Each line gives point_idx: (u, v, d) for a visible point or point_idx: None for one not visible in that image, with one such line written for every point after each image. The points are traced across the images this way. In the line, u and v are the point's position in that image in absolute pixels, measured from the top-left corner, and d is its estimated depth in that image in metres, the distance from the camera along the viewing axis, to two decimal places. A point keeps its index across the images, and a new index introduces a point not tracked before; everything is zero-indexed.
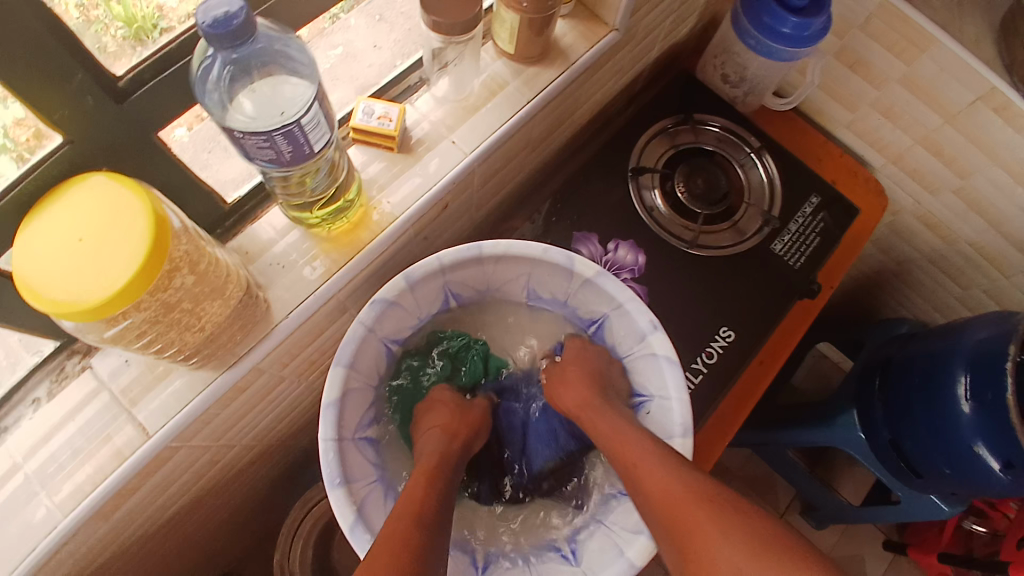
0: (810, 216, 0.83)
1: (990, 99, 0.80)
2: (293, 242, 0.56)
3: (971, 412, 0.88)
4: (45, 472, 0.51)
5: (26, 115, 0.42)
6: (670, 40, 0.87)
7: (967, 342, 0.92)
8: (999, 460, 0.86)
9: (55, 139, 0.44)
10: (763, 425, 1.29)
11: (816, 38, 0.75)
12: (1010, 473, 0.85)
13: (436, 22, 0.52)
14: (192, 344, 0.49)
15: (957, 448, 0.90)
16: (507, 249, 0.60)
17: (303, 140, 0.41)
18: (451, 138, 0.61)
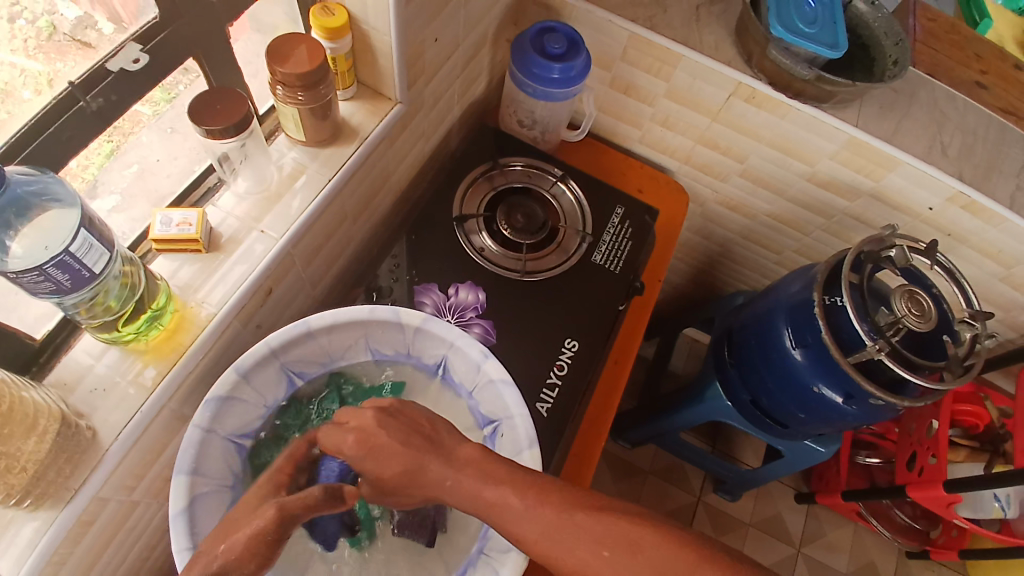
0: (619, 225, 0.93)
1: (740, 93, 0.95)
2: (113, 362, 0.56)
3: (802, 357, 0.99)
4: None
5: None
6: (467, 98, 0.96)
7: (784, 299, 1.04)
8: (840, 394, 0.96)
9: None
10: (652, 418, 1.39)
11: (581, 75, 0.88)
12: (853, 402, 0.96)
13: (208, 130, 0.56)
14: (20, 488, 0.47)
15: (804, 392, 1.01)
16: (334, 319, 0.63)
17: (79, 266, 0.44)
18: (259, 227, 0.65)
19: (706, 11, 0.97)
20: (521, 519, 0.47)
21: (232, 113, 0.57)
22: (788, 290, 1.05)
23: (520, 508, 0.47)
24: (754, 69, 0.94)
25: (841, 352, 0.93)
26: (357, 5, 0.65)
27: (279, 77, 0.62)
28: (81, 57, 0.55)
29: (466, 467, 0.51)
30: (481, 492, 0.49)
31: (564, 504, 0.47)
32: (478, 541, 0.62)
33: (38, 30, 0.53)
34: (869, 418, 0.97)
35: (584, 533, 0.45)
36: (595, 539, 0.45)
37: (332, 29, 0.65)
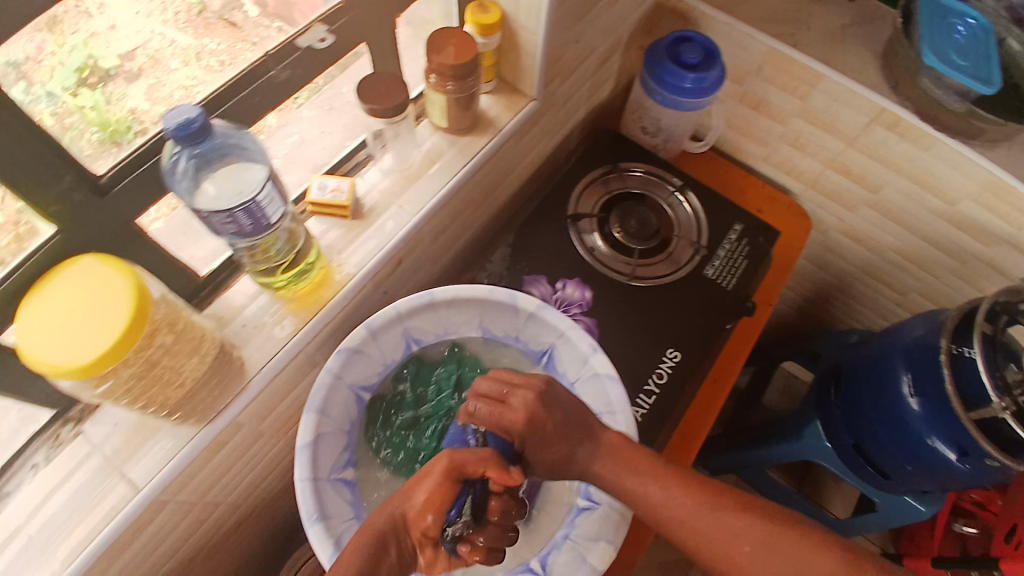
0: (735, 242, 0.91)
1: (882, 119, 0.89)
2: (264, 304, 0.63)
3: (918, 407, 0.92)
4: (36, 538, 0.55)
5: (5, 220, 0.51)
6: (593, 101, 0.98)
7: (904, 342, 0.98)
8: (954, 450, 0.89)
9: (51, 228, 0.51)
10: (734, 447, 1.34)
11: (713, 88, 0.87)
12: (967, 461, 0.88)
13: (371, 108, 0.62)
14: (174, 400, 0.54)
15: (913, 443, 0.94)
16: (456, 293, 0.67)
17: (260, 214, 0.49)
18: (398, 203, 0.70)
19: (851, 32, 0.93)
20: (664, 504, 0.55)
21: (392, 95, 0.62)
22: (910, 332, 0.99)
23: (662, 496, 0.55)
24: (898, 95, 0.89)
25: (963, 406, 0.86)
26: (511, 4, 0.68)
27: (434, 66, 0.66)
28: (227, 36, 0.62)
29: (610, 456, 0.58)
30: (621, 472, 0.57)
31: (704, 499, 0.54)
32: (564, 526, 0.64)
33: (189, 7, 0.60)
34: (986, 481, 0.89)
35: (722, 527, 0.53)
36: (737, 534, 0.52)
37: (487, 25, 0.68)
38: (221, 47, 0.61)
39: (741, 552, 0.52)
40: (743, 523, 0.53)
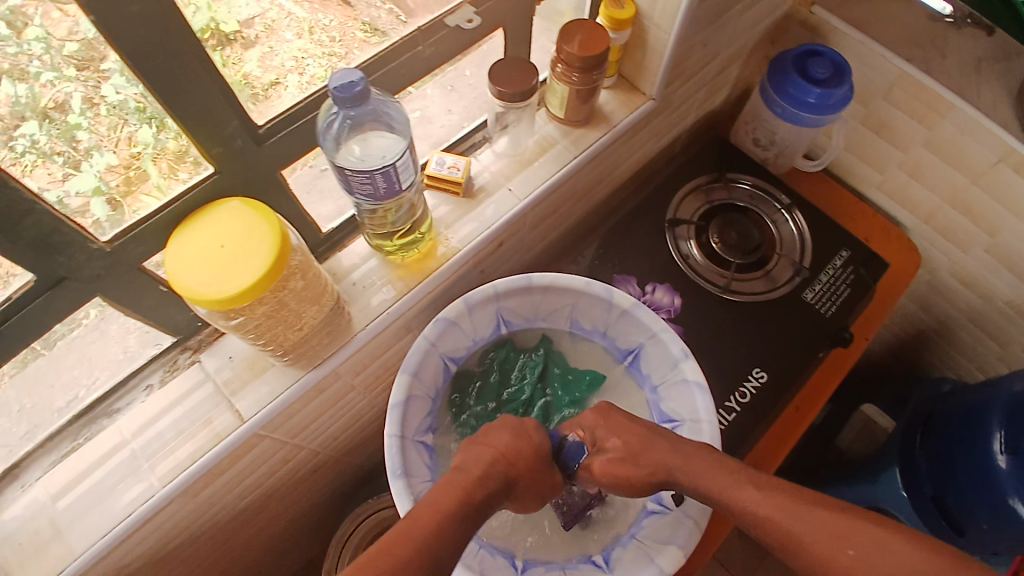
0: (840, 268, 0.87)
1: (1011, 160, 0.83)
2: (373, 267, 0.67)
3: (1006, 464, 0.84)
4: (151, 448, 0.61)
5: (119, 161, 0.48)
6: (705, 107, 0.96)
7: (1003, 394, 0.90)
8: None
9: (205, 169, 0.51)
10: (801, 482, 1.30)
11: (839, 106, 0.84)
12: None
13: (500, 91, 0.64)
14: (290, 342, 0.57)
15: (994, 501, 0.85)
16: (555, 280, 0.68)
17: (395, 179, 0.52)
18: (508, 186, 0.72)
19: (994, 61, 0.87)
20: (748, 499, 0.51)
21: (521, 81, 0.64)
22: (1010, 386, 0.90)
23: (746, 492, 0.51)
24: None
25: None
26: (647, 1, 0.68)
27: (562, 56, 0.67)
28: (340, 13, 0.55)
29: (692, 447, 0.56)
30: (703, 466, 0.54)
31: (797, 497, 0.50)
32: (632, 526, 0.65)
33: None
34: None
35: (820, 526, 0.47)
36: (839, 535, 0.46)
37: (619, 20, 0.68)
38: (332, 24, 0.55)
39: (843, 555, 0.46)
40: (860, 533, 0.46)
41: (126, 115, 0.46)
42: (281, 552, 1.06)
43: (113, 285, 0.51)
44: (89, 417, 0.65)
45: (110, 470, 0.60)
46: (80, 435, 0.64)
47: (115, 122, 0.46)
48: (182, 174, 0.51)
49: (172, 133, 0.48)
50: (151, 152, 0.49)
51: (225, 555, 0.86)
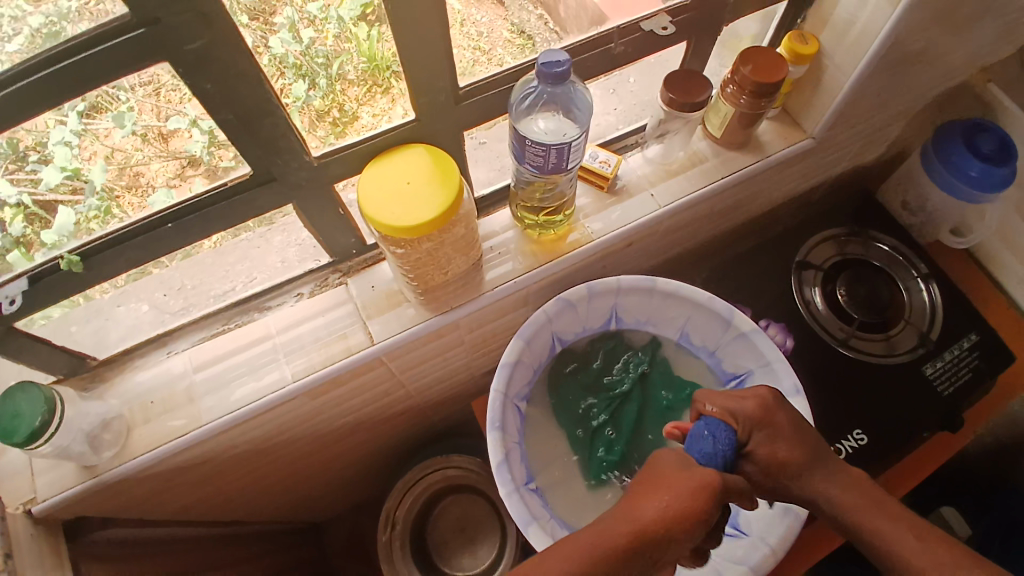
0: (966, 351, 0.83)
1: None
2: (510, 238, 0.72)
3: None
4: (289, 347, 0.68)
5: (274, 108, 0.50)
6: (858, 159, 0.95)
7: None
8: None
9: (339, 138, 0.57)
10: None
11: (999, 186, 0.81)
12: None
13: (670, 98, 0.66)
14: (431, 283, 0.63)
15: None
16: (679, 288, 0.70)
17: (565, 159, 0.56)
18: (650, 191, 0.75)
19: None
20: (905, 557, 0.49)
21: (693, 93, 0.66)
22: None
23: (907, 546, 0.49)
24: None
25: None
26: (834, 41, 0.68)
27: (736, 77, 0.69)
28: (492, 13, 0.61)
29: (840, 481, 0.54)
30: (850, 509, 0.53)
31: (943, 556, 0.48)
32: None
33: None
34: None
35: None
36: None
37: (800, 54, 0.70)
38: (483, 20, 0.60)
39: None
40: (922, 535, 0.50)
41: (284, 68, 0.51)
42: (343, 482, 1.14)
43: (304, 197, 0.58)
44: (245, 307, 0.71)
45: (252, 356, 0.68)
46: (231, 322, 0.71)
47: (273, 73, 0.50)
48: (319, 135, 0.56)
49: (321, 91, 0.55)
50: (299, 105, 0.53)
51: (310, 465, 0.94)
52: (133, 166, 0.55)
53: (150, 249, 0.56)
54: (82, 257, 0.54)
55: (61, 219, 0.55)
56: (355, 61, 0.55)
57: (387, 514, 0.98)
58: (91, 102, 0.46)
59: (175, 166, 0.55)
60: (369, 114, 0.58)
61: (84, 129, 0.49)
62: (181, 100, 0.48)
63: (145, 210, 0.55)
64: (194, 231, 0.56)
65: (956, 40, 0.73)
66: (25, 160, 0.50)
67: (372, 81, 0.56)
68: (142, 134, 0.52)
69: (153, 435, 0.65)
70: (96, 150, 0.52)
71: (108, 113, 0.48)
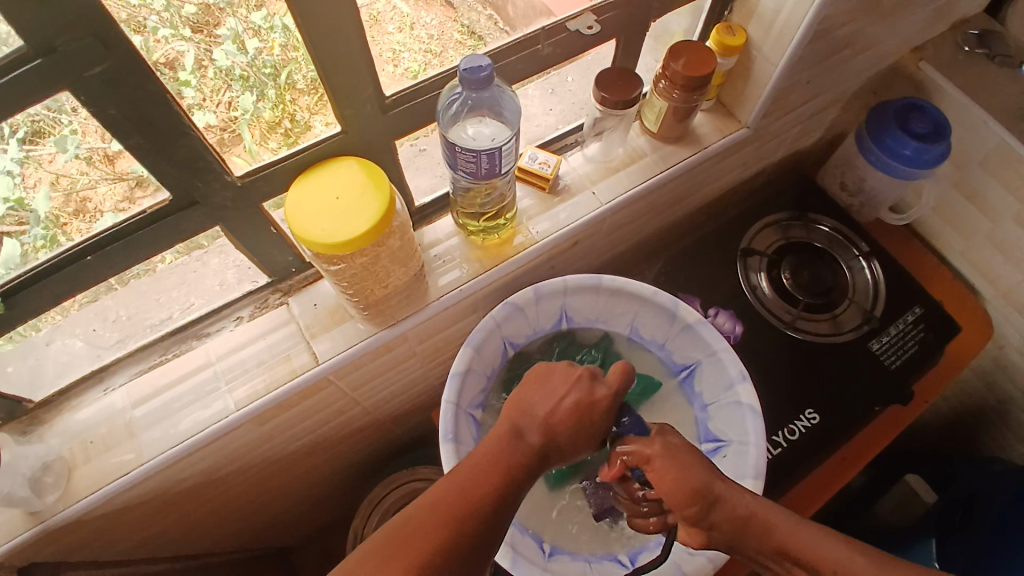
0: (909, 325, 0.85)
1: None
2: (454, 245, 0.71)
3: None
4: (232, 373, 0.65)
5: (217, 121, 0.51)
6: (795, 145, 0.97)
7: None
8: None
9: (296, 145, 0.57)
10: None
11: (934, 162, 0.83)
12: None
13: (603, 97, 0.66)
14: (373, 297, 0.62)
15: None
16: (624, 284, 0.70)
17: (498, 163, 0.56)
18: (592, 190, 0.75)
19: None
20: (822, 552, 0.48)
21: (627, 90, 0.66)
22: None
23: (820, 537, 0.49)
24: None
25: None
26: (760, 31, 0.69)
27: (668, 73, 0.69)
28: (441, 15, 0.61)
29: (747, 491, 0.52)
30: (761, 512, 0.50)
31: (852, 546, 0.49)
32: (660, 534, 0.66)
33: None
34: None
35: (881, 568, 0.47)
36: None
37: (728, 47, 0.71)
38: (432, 23, 0.61)
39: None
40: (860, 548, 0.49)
41: (230, 80, 0.52)
42: (309, 502, 1.11)
43: (232, 218, 0.56)
44: (181, 336, 0.69)
45: (193, 384, 0.65)
46: (169, 351, 0.68)
47: (218, 86, 0.51)
48: (270, 147, 0.56)
49: (271, 103, 0.54)
50: (247, 117, 0.53)
51: (270, 490, 0.91)
52: (79, 191, 0.53)
53: (72, 283, 0.53)
54: (6, 295, 0.51)
55: (6, 250, 0.52)
56: (303, 70, 0.51)
57: (354, 533, 0.97)
58: (32, 126, 0.46)
59: (122, 189, 0.52)
60: (321, 124, 0.56)
61: (27, 155, 0.49)
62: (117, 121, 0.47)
63: (90, 234, 0.52)
64: (123, 258, 0.54)
65: (876, 27, 0.75)
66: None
67: (320, 91, 0.53)
68: (88, 158, 0.50)
69: (93, 475, 0.62)
70: (41, 176, 0.52)
71: (51, 138, 0.48)
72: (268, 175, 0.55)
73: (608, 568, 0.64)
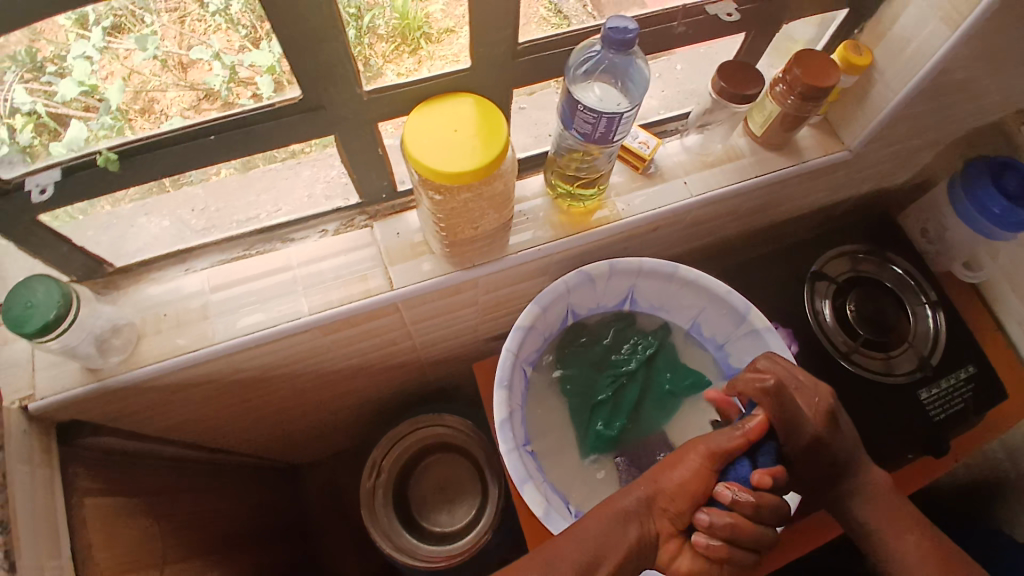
0: (961, 381, 0.85)
1: None
2: (540, 204, 0.72)
3: None
4: (309, 281, 0.68)
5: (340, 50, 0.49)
6: (885, 182, 0.95)
7: None
8: None
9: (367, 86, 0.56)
10: None
11: (1018, 228, 0.82)
12: None
13: (721, 86, 0.67)
14: (459, 235, 0.63)
15: None
16: (699, 278, 0.70)
17: (615, 129, 0.56)
18: (684, 179, 0.75)
19: None
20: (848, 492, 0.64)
21: (745, 85, 0.66)
22: None
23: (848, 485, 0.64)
24: None
25: None
26: (889, 55, 0.68)
27: (788, 77, 0.69)
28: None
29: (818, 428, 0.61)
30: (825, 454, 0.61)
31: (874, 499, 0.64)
32: None
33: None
34: None
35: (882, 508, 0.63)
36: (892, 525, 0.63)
37: (852, 64, 0.69)
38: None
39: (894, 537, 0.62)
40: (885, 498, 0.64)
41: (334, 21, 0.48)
42: (329, 426, 1.15)
43: (349, 130, 0.58)
44: (268, 236, 0.71)
45: (271, 283, 0.68)
46: (253, 247, 0.70)
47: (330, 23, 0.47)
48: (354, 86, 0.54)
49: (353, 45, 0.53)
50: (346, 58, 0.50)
51: (305, 404, 0.94)
52: (148, 91, 0.53)
53: (188, 159, 0.55)
54: (120, 156, 0.52)
55: (72, 133, 0.52)
56: (385, 14, 0.54)
57: (374, 459, 0.98)
58: (114, 19, 0.48)
59: (191, 98, 0.54)
60: (393, 72, 0.57)
61: (106, 47, 0.50)
62: (207, 30, 0.52)
63: (156, 131, 0.53)
64: (237, 147, 0.55)
65: (1006, 75, 0.73)
66: (41, 71, 0.50)
67: (399, 36, 0.56)
68: (163, 61, 0.52)
69: (161, 347, 0.65)
70: (115, 70, 0.52)
71: (130, 35, 0.50)
72: (395, 94, 0.56)
73: None
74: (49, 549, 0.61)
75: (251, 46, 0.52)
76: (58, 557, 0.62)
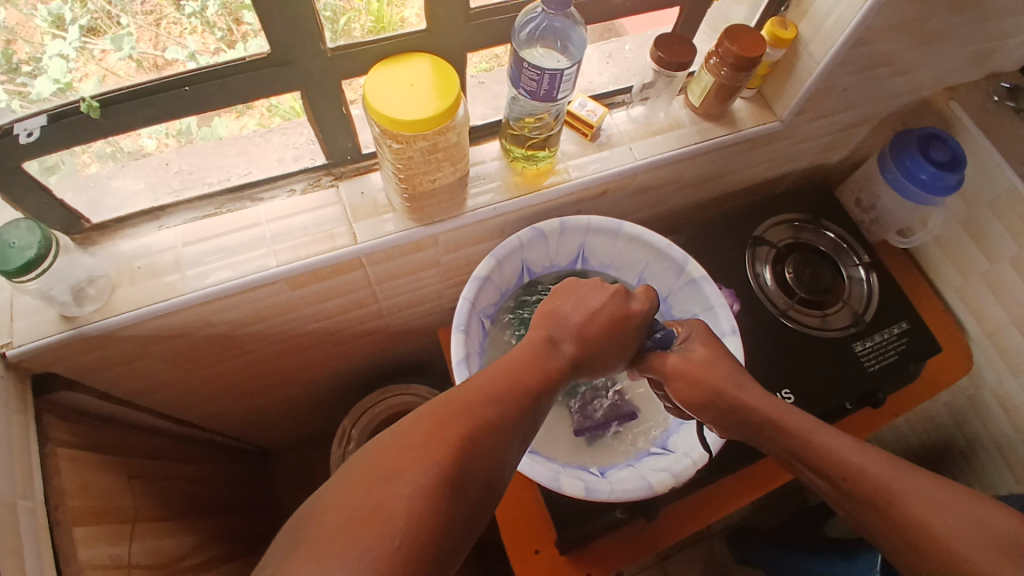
0: (893, 335, 0.91)
1: None
2: (497, 167, 0.78)
3: None
4: (278, 235, 0.72)
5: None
6: (821, 158, 1.03)
7: None
8: None
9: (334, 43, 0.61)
10: (771, 533, 1.28)
11: (945, 191, 0.89)
12: None
13: (660, 57, 0.73)
14: (417, 185, 0.68)
15: None
16: (642, 234, 0.76)
17: (558, 86, 0.62)
18: (629, 146, 0.81)
19: None
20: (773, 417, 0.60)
21: (682, 54, 0.73)
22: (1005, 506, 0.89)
23: (768, 410, 0.60)
24: None
25: None
26: (811, 30, 0.76)
27: (720, 50, 0.75)
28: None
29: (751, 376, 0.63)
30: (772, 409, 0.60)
31: (795, 415, 0.60)
32: (629, 460, 0.74)
33: None
34: None
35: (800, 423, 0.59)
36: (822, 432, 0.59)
37: (780, 38, 0.76)
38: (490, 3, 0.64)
39: (825, 444, 0.58)
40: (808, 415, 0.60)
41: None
42: (300, 404, 1.18)
43: (317, 85, 0.63)
44: (239, 195, 0.75)
45: (242, 238, 0.72)
46: (225, 206, 0.74)
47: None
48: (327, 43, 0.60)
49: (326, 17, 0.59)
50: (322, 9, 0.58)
51: (277, 373, 0.98)
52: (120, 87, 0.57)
53: (166, 109, 0.60)
54: (103, 103, 0.56)
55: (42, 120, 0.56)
56: (360, 19, 0.61)
57: (343, 429, 1.02)
58: (89, 20, 0.54)
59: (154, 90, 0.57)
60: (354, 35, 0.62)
61: (82, 48, 0.55)
62: (183, 32, 0.56)
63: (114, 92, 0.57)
64: (210, 97, 0.60)
65: (919, 53, 0.81)
66: (16, 72, 0.54)
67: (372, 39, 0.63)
68: (138, 62, 0.57)
69: (136, 296, 0.68)
70: (90, 71, 0.56)
71: (106, 36, 0.55)
72: (362, 51, 0.62)
73: (582, 471, 0.70)
74: (22, 488, 0.62)
75: (227, 47, 0.59)
76: (31, 497, 0.62)
